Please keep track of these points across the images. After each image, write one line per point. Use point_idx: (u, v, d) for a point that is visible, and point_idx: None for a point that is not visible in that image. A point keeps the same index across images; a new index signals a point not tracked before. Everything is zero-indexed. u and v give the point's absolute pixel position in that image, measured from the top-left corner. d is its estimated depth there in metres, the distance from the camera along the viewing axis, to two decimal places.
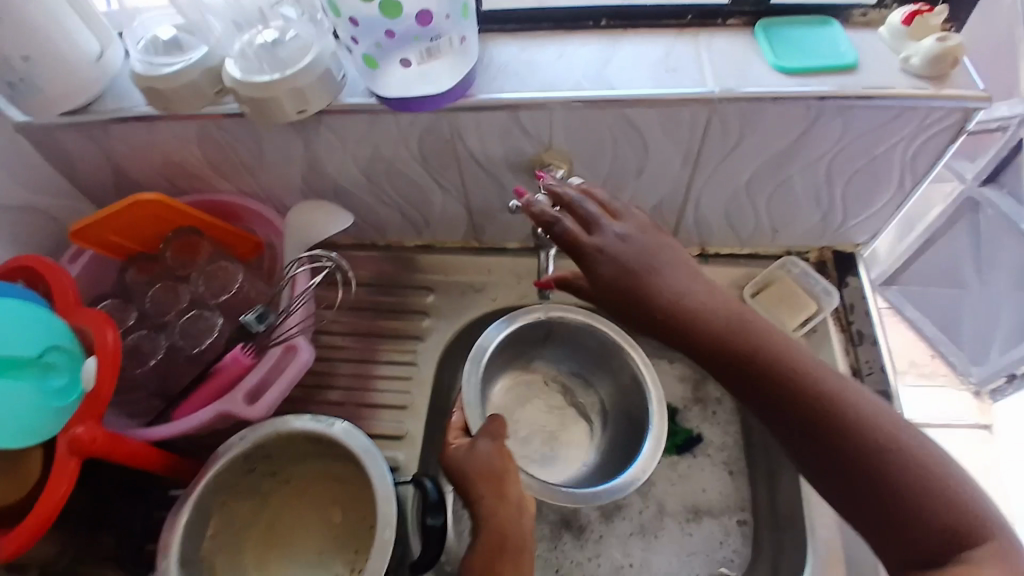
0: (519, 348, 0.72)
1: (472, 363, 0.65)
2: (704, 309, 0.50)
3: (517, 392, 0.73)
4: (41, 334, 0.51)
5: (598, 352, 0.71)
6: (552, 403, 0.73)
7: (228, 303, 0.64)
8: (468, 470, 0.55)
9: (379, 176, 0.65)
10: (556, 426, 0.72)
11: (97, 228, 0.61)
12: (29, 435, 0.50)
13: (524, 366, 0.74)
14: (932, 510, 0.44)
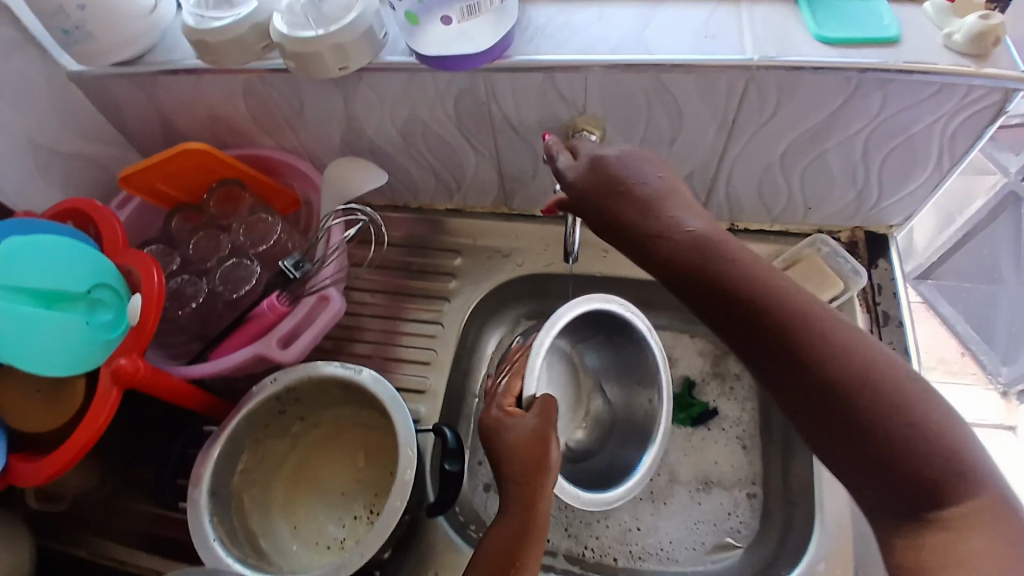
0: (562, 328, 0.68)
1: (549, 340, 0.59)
2: (682, 255, 0.48)
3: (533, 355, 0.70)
4: (88, 271, 0.54)
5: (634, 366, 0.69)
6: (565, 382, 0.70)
7: (265, 253, 0.66)
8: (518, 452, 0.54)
9: (415, 137, 0.67)
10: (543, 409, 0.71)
11: (145, 175, 0.63)
12: (76, 364, 0.52)
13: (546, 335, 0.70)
14: (928, 466, 0.42)
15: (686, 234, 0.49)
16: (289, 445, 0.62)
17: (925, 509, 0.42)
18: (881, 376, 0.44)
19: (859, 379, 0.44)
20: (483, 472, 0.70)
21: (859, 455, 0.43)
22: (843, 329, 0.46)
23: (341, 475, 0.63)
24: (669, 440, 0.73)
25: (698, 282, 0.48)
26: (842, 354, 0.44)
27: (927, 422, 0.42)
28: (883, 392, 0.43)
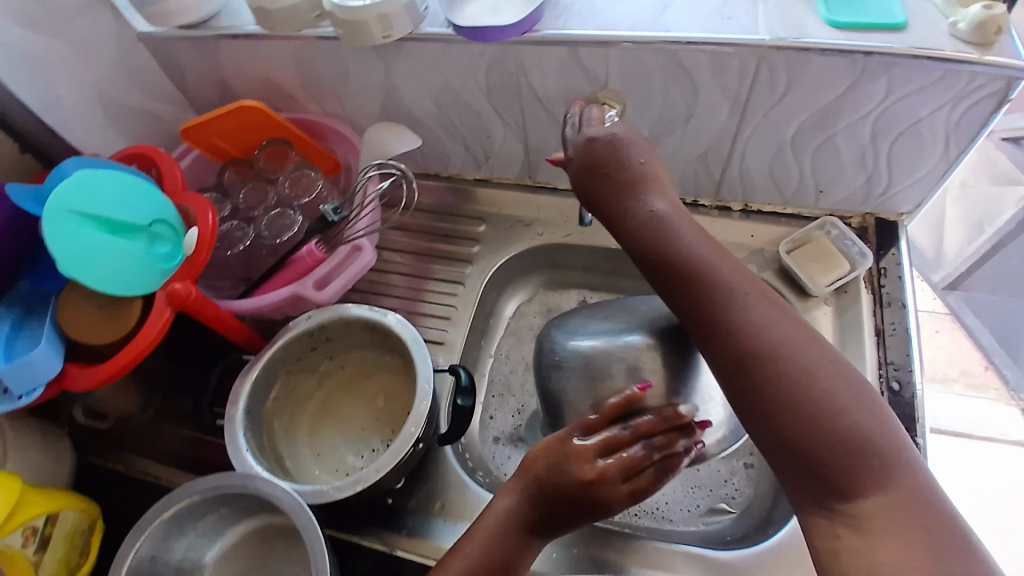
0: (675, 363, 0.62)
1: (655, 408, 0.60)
2: (641, 234, 0.53)
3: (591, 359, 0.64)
4: (150, 206, 0.61)
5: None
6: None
7: (306, 205, 0.72)
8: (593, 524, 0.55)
9: (447, 108, 0.72)
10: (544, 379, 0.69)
11: (203, 128, 0.70)
12: (134, 287, 0.59)
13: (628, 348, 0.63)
14: (834, 442, 0.42)
15: (649, 219, 0.53)
16: (316, 380, 0.68)
17: (830, 497, 0.42)
18: (784, 363, 0.45)
19: (763, 356, 0.45)
20: (494, 424, 0.75)
21: (770, 441, 0.45)
22: (766, 311, 0.47)
23: (363, 411, 0.68)
24: None
25: (653, 258, 0.52)
26: (750, 333, 0.46)
27: (829, 412, 0.43)
28: (787, 377, 0.44)
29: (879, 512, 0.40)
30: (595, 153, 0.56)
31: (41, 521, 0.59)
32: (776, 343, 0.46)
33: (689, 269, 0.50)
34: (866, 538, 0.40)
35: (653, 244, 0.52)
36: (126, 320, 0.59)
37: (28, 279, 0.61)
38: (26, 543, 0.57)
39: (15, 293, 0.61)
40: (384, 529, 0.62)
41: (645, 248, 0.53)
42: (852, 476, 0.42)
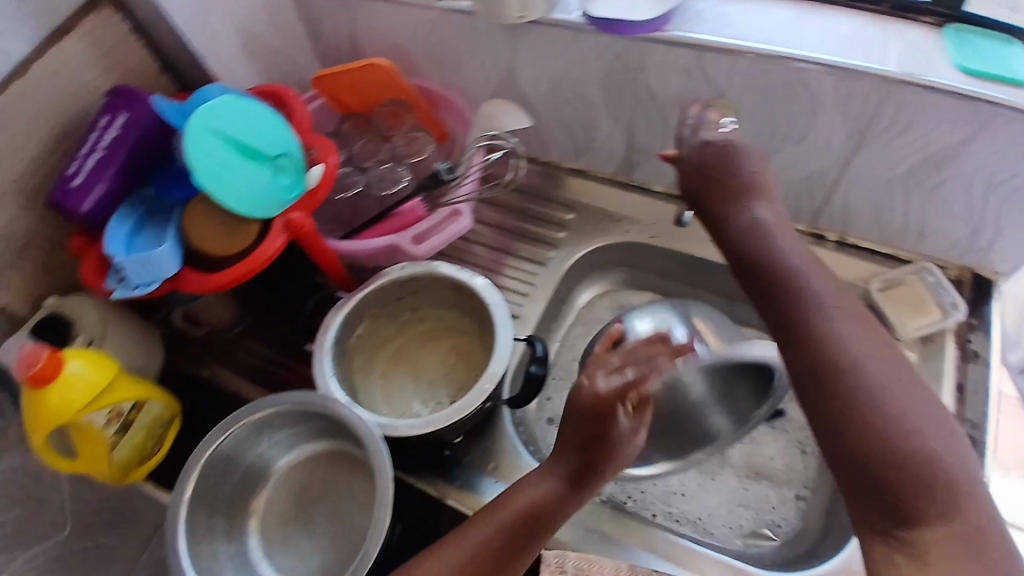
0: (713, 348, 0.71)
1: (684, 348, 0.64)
2: (742, 238, 0.55)
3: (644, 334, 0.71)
4: (280, 140, 0.65)
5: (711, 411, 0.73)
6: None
7: (415, 165, 0.78)
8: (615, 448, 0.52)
9: (561, 95, 0.74)
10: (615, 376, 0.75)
11: (334, 80, 0.74)
12: (254, 210, 0.63)
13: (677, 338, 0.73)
14: (905, 465, 0.42)
15: (751, 226, 0.55)
16: (396, 328, 0.73)
17: (893, 523, 0.42)
18: (863, 378, 0.45)
19: (844, 367, 0.45)
20: (550, 405, 0.77)
21: (834, 453, 0.45)
22: (853, 326, 0.47)
23: (433, 363, 0.73)
24: None
25: (749, 262, 0.54)
26: (835, 342, 0.46)
27: (904, 433, 0.43)
28: (864, 393, 0.44)
29: (942, 544, 0.40)
30: (703, 153, 0.61)
31: (127, 407, 0.63)
32: (856, 358, 0.46)
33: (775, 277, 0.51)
34: (925, 569, 0.40)
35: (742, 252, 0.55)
36: (241, 239, 0.64)
37: (151, 185, 0.66)
38: (109, 423, 0.62)
39: (139, 197, 0.66)
40: (438, 476, 0.66)
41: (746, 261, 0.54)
42: (917, 505, 0.41)
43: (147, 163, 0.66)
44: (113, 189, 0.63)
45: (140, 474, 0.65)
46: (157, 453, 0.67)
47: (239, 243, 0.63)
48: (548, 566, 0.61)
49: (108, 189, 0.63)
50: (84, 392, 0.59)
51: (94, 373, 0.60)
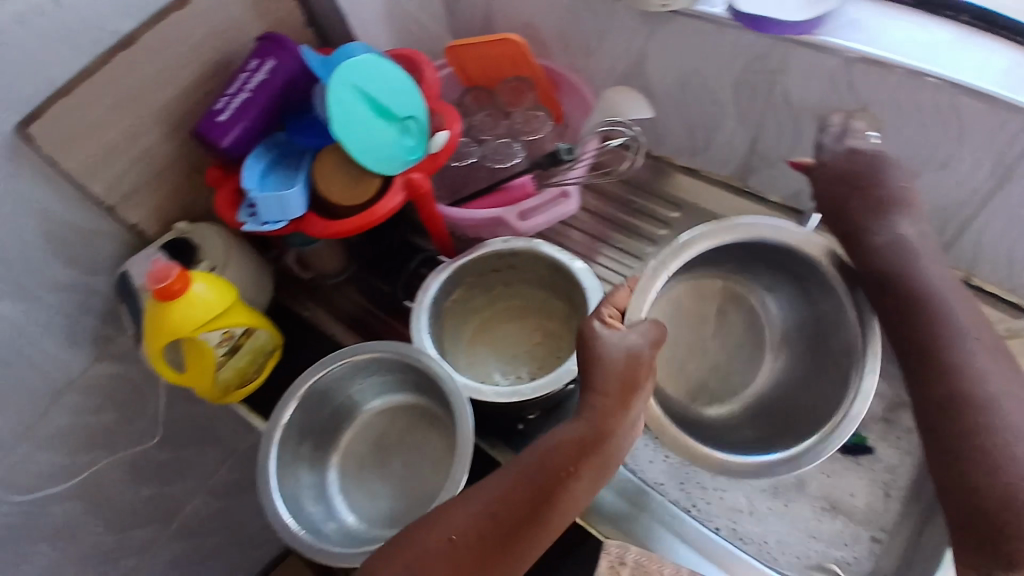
0: (776, 280, 0.68)
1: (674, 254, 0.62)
2: (885, 252, 0.58)
3: (702, 290, 0.71)
4: (409, 102, 0.68)
5: (822, 352, 0.64)
6: (740, 337, 0.72)
7: (530, 143, 0.80)
8: (610, 367, 0.54)
9: (689, 90, 0.73)
10: (718, 358, 0.71)
11: (464, 52, 0.76)
12: (377, 166, 0.66)
13: (755, 295, 0.71)
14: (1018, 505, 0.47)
15: (892, 243, 0.59)
16: (488, 298, 0.75)
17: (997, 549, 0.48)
18: (995, 416, 0.50)
19: (976, 403, 0.51)
20: None
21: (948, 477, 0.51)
22: (986, 364, 0.52)
23: (519, 337, 0.76)
24: None
25: (888, 278, 0.57)
26: (969, 380, 0.51)
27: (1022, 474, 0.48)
28: (993, 426, 0.50)
29: None
30: (842, 165, 0.63)
31: (239, 332, 0.68)
32: (989, 397, 0.51)
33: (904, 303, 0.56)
34: None
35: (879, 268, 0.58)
36: (362, 191, 0.67)
37: (286, 130, 0.70)
38: (221, 343, 0.66)
39: (274, 139, 0.70)
40: (510, 449, 0.69)
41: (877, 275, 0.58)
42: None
43: (283, 108, 0.70)
44: (253, 129, 0.68)
45: (235, 398, 0.71)
46: (256, 379, 0.72)
47: (358, 195, 0.66)
48: (608, 554, 0.61)
49: (247, 126, 0.67)
50: (204, 312, 0.63)
51: (214, 295, 0.64)
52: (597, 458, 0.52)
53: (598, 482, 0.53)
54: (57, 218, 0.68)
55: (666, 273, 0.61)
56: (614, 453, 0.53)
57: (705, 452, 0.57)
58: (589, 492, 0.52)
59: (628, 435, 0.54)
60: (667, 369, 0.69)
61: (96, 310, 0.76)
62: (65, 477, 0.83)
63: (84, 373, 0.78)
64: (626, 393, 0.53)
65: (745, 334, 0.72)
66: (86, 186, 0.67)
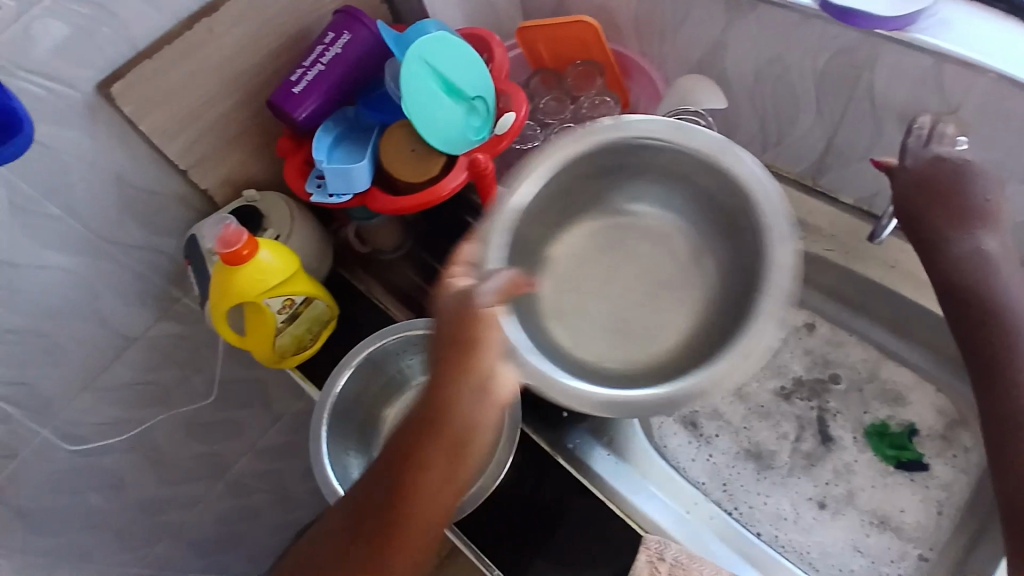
0: (642, 182, 0.64)
1: (504, 215, 0.59)
2: (961, 263, 0.58)
3: (594, 241, 0.65)
4: (478, 81, 0.68)
5: (734, 234, 0.60)
6: (652, 258, 0.65)
7: (595, 129, 0.76)
8: (442, 325, 0.49)
9: (766, 81, 0.72)
10: (623, 298, 0.64)
11: (537, 33, 0.76)
12: (444, 144, 0.67)
13: (642, 215, 0.65)
14: None
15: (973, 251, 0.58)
16: None
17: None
18: None
19: None
20: None
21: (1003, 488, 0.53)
22: None
23: None
24: (862, 467, 0.73)
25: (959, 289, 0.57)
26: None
27: None
28: None
29: None
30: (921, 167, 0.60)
31: (299, 300, 0.70)
32: None
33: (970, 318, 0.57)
34: None
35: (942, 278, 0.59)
36: (425, 167, 0.67)
37: (355, 105, 0.72)
38: (281, 310, 0.69)
39: (343, 114, 0.71)
40: (552, 437, 0.67)
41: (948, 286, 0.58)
42: None
43: (355, 84, 0.71)
44: (323, 102, 0.69)
45: (290, 363, 0.73)
46: (311, 348, 0.74)
47: (421, 172, 0.67)
48: (647, 548, 0.59)
49: (321, 99, 0.69)
50: (271, 277, 0.65)
51: (280, 262, 0.66)
52: (443, 434, 0.49)
53: (459, 458, 0.50)
54: (133, 177, 0.70)
55: (524, 194, 0.60)
56: (464, 422, 0.49)
57: (587, 397, 0.53)
58: (454, 465, 0.50)
59: (473, 397, 0.49)
60: (578, 332, 0.61)
61: (162, 270, 0.79)
62: (123, 426, 0.87)
63: (146, 331, 0.82)
64: (458, 351, 0.48)
65: (663, 250, 0.65)
66: (162, 150, 0.69)
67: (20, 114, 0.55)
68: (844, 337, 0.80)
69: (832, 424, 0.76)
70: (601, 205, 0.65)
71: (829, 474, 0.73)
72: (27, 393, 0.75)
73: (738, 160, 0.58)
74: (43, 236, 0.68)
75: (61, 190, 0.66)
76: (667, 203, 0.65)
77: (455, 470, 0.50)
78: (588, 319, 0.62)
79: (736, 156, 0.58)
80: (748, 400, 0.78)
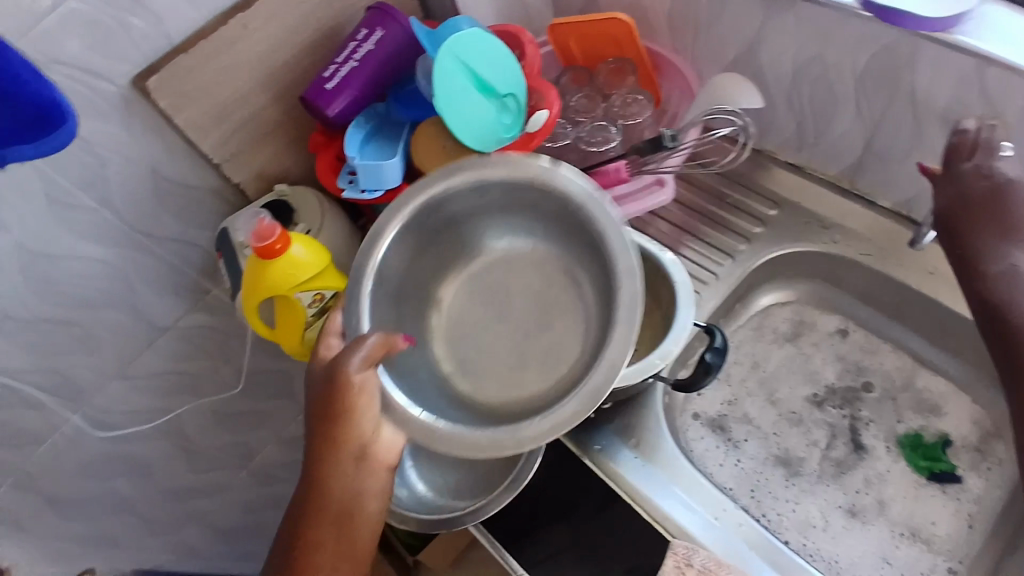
0: (498, 218, 0.61)
1: (364, 277, 0.57)
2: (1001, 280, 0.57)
3: (476, 285, 0.62)
4: (508, 78, 0.67)
5: (590, 253, 0.56)
6: (531, 287, 0.61)
7: (626, 128, 0.76)
8: (316, 397, 0.55)
9: (804, 81, 0.71)
10: (510, 333, 0.60)
11: (569, 30, 0.75)
12: (474, 141, 0.66)
13: (523, 241, 0.62)
14: None
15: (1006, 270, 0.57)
16: None
17: None
18: None
19: None
20: (698, 402, 0.78)
21: None
22: None
23: None
24: (894, 476, 0.72)
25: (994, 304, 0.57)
26: None
27: None
28: None
29: None
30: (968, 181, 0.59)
31: (329, 294, 0.69)
32: None
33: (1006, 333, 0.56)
34: None
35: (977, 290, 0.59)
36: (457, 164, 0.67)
37: (385, 102, 0.72)
38: (311, 304, 0.68)
39: (374, 111, 0.72)
40: (580, 436, 0.68)
41: (985, 298, 0.58)
42: None
43: (385, 80, 0.71)
44: (356, 99, 0.69)
45: None
46: None
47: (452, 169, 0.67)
48: (675, 553, 0.59)
49: (352, 95, 0.69)
50: (302, 272, 0.66)
51: (311, 257, 0.66)
52: (329, 501, 0.57)
53: (347, 526, 0.58)
54: (167, 171, 0.71)
55: (375, 257, 0.57)
56: (348, 487, 0.57)
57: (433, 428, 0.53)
58: (343, 529, 0.57)
59: (351, 465, 0.56)
60: (471, 370, 0.60)
61: (194, 263, 0.80)
62: (153, 416, 0.88)
63: (176, 322, 0.83)
64: (331, 423, 0.54)
65: (537, 277, 0.61)
66: (196, 145, 0.70)
67: (63, 112, 0.44)
68: (879, 344, 0.79)
69: (864, 433, 0.74)
70: (467, 249, 0.63)
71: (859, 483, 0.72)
72: (60, 381, 0.77)
73: (537, 167, 0.55)
74: (79, 227, 0.69)
75: (97, 182, 0.67)
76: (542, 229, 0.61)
77: (342, 540, 0.58)
78: (480, 356, 0.60)
79: (546, 167, 0.56)
80: (779, 405, 0.76)
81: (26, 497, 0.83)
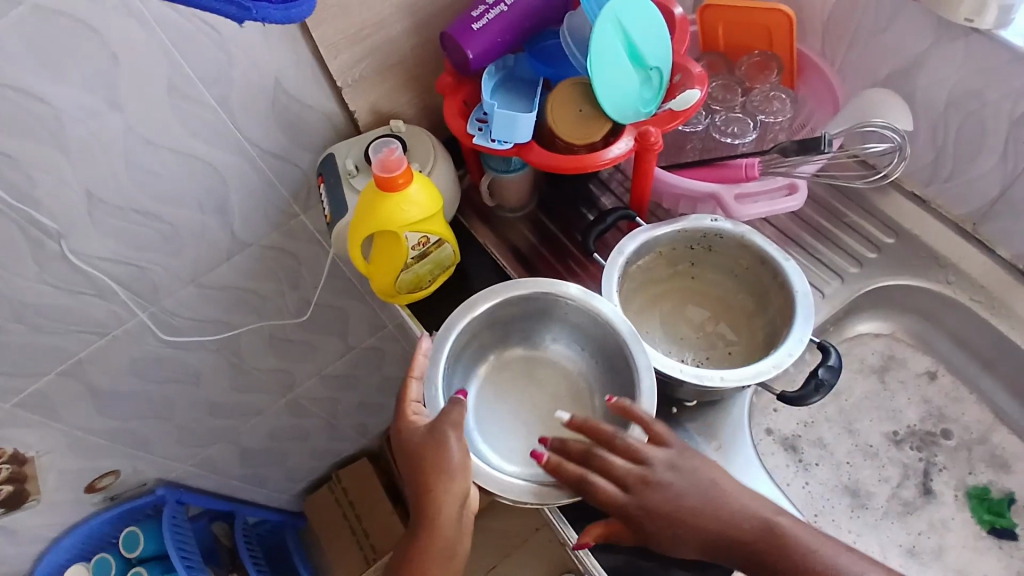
0: (552, 327, 0.69)
1: (456, 324, 0.64)
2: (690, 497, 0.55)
3: (518, 371, 0.70)
4: (658, 52, 0.65)
5: (619, 377, 0.64)
6: (562, 392, 0.68)
7: (764, 124, 0.75)
8: (417, 453, 0.57)
9: (955, 112, 0.68)
10: (534, 410, 0.67)
11: (719, 16, 0.74)
12: (614, 111, 0.64)
13: (558, 353, 0.70)
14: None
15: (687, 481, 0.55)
16: (669, 273, 0.73)
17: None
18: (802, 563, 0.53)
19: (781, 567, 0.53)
20: (773, 417, 0.76)
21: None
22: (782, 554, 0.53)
23: (687, 322, 0.72)
24: (958, 523, 0.70)
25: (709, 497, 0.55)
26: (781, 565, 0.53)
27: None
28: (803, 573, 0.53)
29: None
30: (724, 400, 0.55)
31: (432, 240, 0.69)
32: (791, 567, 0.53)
33: (682, 514, 0.53)
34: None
35: (679, 461, 0.55)
36: (590, 131, 0.64)
37: (520, 55, 0.69)
38: (415, 246, 0.68)
39: (504, 63, 0.69)
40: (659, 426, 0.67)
41: None
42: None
43: (527, 33, 0.68)
44: (497, 43, 0.66)
45: (400, 301, 0.73)
46: (426, 290, 0.73)
47: (582, 135, 0.64)
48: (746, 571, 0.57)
49: (497, 37, 0.66)
50: (416, 212, 0.64)
51: (425, 198, 0.65)
52: (433, 550, 0.56)
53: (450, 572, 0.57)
54: (289, 85, 0.69)
55: (446, 350, 0.63)
56: (449, 535, 0.57)
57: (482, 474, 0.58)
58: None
59: (456, 513, 0.56)
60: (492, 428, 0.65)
61: (291, 184, 0.78)
62: (211, 329, 0.87)
63: (258, 240, 0.81)
64: (435, 476, 0.56)
65: (567, 387, 0.68)
66: (325, 62, 0.68)
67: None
68: (964, 393, 0.77)
69: (936, 478, 0.72)
70: (515, 340, 0.70)
71: (921, 525, 0.70)
72: (132, 277, 0.74)
73: (587, 298, 0.64)
74: (189, 124, 0.66)
75: (220, 82, 0.64)
76: (575, 347, 0.69)
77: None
78: (502, 416, 0.66)
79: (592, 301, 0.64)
80: (857, 435, 0.75)
81: (72, 385, 0.81)
